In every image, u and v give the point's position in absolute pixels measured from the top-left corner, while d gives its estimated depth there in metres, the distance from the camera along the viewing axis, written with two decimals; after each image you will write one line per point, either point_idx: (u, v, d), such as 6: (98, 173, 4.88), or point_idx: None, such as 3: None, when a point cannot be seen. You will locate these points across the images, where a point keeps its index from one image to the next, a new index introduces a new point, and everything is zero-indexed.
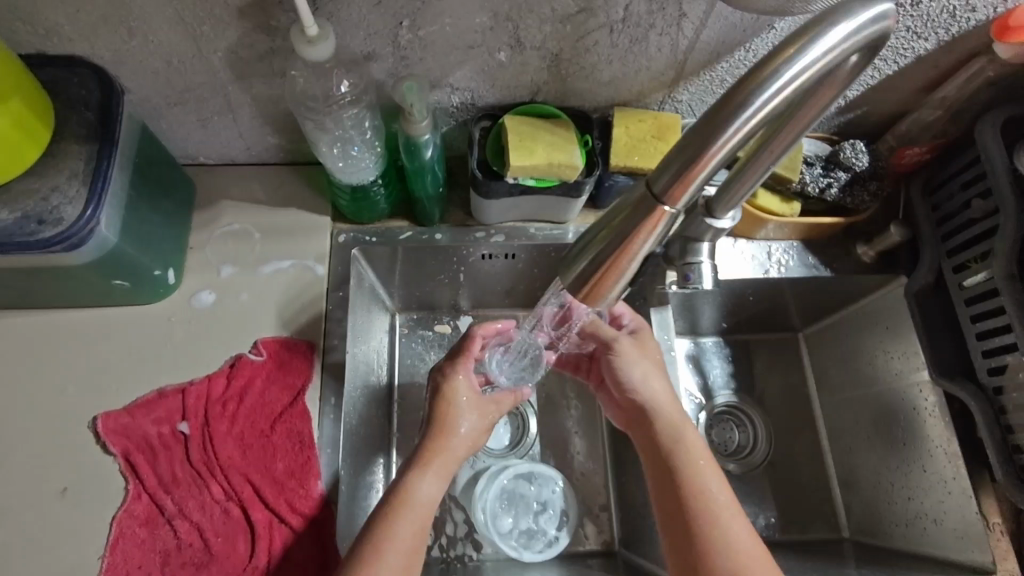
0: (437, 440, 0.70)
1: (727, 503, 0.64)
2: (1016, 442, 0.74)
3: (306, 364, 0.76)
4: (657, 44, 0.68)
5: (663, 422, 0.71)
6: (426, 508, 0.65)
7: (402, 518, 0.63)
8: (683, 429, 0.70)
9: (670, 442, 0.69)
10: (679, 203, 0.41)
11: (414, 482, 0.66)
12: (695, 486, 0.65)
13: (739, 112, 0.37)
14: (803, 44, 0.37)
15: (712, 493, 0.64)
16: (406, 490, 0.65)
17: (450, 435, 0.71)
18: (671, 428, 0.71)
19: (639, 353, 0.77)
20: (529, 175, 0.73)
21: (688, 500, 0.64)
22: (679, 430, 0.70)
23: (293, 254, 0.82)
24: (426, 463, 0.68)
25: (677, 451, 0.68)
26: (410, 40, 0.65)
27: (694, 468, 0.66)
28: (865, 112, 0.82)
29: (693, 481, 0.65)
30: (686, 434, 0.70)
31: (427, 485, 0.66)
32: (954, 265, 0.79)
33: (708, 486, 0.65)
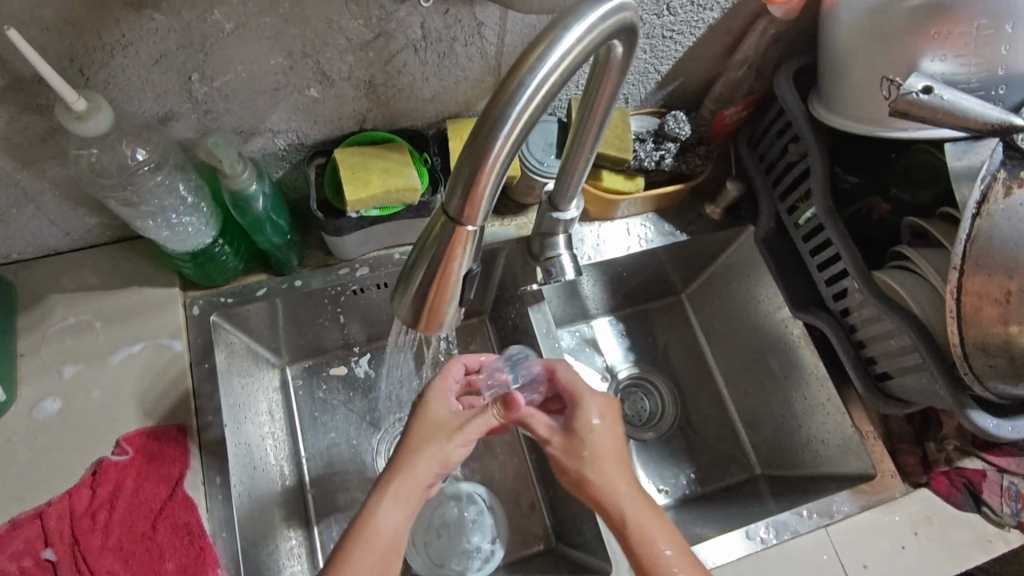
0: (407, 460, 0.63)
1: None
2: (867, 354, 0.80)
3: (180, 450, 0.71)
4: (466, 55, 0.69)
5: (624, 516, 0.61)
6: (391, 540, 0.58)
7: (359, 548, 0.57)
8: (648, 522, 0.61)
9: (634, 540, 0.60)
10: (478, 220, 0.41)
11: (372, 509, 0.59)
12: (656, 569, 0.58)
13: (499, 128, 0.37)
14: (540, 53, 0.36)
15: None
16: (367, 516, 0.59)
17: (428, 454, 0.64)
18: (635, 523, 0.60)
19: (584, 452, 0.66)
20: (372, 206, 0.72)
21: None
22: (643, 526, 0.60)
23: (142, 336, 0.76)
24: (386, 486, 0.61)
25: (645, 552, 0.59)
26: (207, 93, 0.62)
27: (654, 547, 0.59)
28: (681, 83, 0.87)
29: (654, 561, 0.58)
30: (654, 531, 0.60)
31: (388, 512, 0.59)
32: (787, 206, 0.85)
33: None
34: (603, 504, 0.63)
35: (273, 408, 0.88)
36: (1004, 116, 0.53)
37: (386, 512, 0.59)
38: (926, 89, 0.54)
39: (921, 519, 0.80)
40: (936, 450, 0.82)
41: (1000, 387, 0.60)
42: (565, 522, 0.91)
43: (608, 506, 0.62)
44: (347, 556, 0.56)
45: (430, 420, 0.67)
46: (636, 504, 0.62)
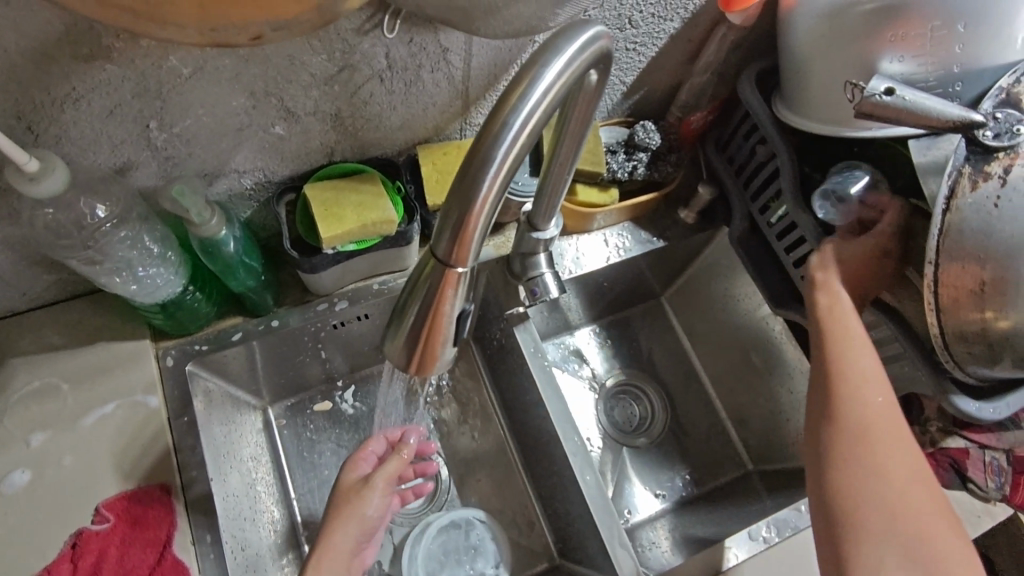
0: (327, 531, 0.70)
1: (911, 474, 0.59)
2: None
3: (166, 510, 0.68)
4: (433, 80, 0.68)
5: (841, 374, 0.64)
6: None
7: None
8: (891, 415, 0.62)
9: (846, 397, 0.63)
10: (468, 261, 0.39)
11: None
12: (881, 453, 0.60)
13: (485, 170, 0.36)
14: (522, 90, 0.35)
15: (891, 469, 0.59)
16: None
17: (346, 521, 0.70)
18: (860, 380, 0.64)
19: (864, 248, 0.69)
20: (347, 240, 0.70)
21: (850, 467, 0.60)
22: (868, 383, 0.63)
23: (114, 394, 0.73)
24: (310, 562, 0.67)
25: (853, 409, 0.62)
26: (167, 140, 0.59)
27: (883, 435, 0.61)
28: (647, 92, 0.87)
29: (882, 447, 0.60)
30: (873, 388, 0.63)
31: None
32: (759, 206, 0.86)
33: (884, 453, 0.60)
34: (834, 348, 0.66)
35: (258, 453, 0.84)
36: (963, 113, 0.55)
37: None
38: (888, 90, 0.56)
39: None
40: (920, 433, 0.84)
41: (979, 371, 0.62)
42: (567, 539, 0.90)
43: (838, 357, 0.65)
44: None
45: (345, 490, 0.73)
46: (871, 362, 0.65)
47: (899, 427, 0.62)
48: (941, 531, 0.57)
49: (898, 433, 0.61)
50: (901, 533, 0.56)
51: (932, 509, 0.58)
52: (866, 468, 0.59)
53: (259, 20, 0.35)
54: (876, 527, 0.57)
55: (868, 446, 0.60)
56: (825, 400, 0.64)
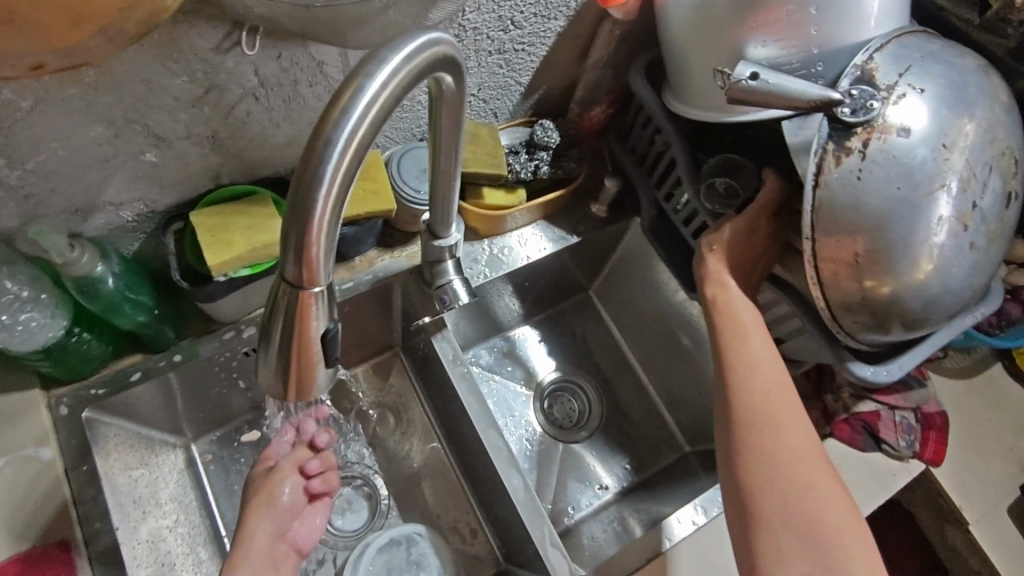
0: (246, 521, 0.70)
1: (803, 452, 0.63)
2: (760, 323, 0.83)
3: (65, 568, 0.64)
4: (313, 95, 0.66)
5: (737, 366, 0.66)
6: None
7: None
8: (782, 393, 0.65)
9: (742, 388, 0.65)
10: (321, 279, 0.38)
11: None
12: (775, 436, 0.63)
13: (316, 189, 0.35)
14: (345, 104, 0.35)
15: (786, 452, 0.62)
16: None
17: (262, 508, 0.70)
18: (753, 369, 0.66)
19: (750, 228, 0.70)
20: (240, 265, 0.67)
21: (752, 459, 0.62)
22: (760, 368, 0.66)
23: (3, 450, 0.68)
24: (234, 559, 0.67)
25: (749, 400, 0.64)
26: (22, 177, 0.56)
27: (774, 416, 0.64)
28: (546, 90, 0.88)
29: (774, 430, 0.63)
30: (766, 373, 0.66)
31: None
32: (664, 193, 0.87)
33: (777, 434, 0.63)
34: (729, 337, 0.68)
35: (179, 492, 0.81)
36: (822, 92, 0.56)
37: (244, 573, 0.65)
38: (753, 75, 0.58)
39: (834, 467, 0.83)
40: (833, 400, 0.86)
41: (870, 338, 0.64)
42: (509, 542, 0.90)
43: (731, 348, 0.67)
44: None
45: (255, 483, 0.73)
46: (763, 347, 0.67)
47: (792, 408, 0.65)
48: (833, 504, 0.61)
49: (791, 413, 0.64)
50: (796, 513, 0.60)
51: (825, 484, 0.62)
52: (763, 458, 0.62)
53: (43, 51, 0.37)
54: (777, 512, 0.60)
55: (762, 434, 0.63)
56: (724, 394, 0.66)
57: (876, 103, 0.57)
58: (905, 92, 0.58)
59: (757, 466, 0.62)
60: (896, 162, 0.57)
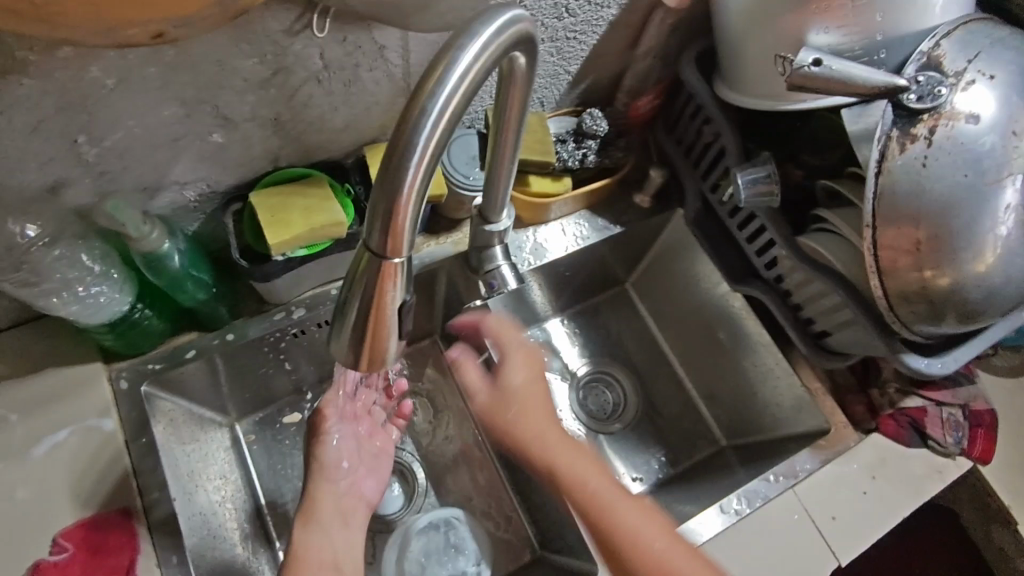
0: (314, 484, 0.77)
1: None
2: (805, 315, 0.83)
3: (128, 535, 0.66)
4: (373, 79, 0.67)
5: (605, 492, 0.65)
6: (325, 558, 0.72)
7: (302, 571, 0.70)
8: (639, 518, 0.64)
9: (614, 521, 0.64)
10: (403, 251, 0.39)
11: (302, 541, 0.73)
12: (669, 557, 0.62)
13: (408, 159, 0.36)
14: (439, 76, 0.36)
15: (693, 574, 0.62)
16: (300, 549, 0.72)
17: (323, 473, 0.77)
18: (603, 505, 0.65)
19: (530, 370, 0.71)
20: (298, 246, 0.69)
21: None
22: (597, 498, 0.65)
23: (67, 421, 0.71)
24: (306, 520, 0.74)
25: (621, 537, 0.63)
26: (98, 154, 0.58)
27: (647, 544, 0.63)
28: (593, 80, 0.88)
29: (663, 556, 0.62)
30: (601, 500, 0.65)
31: (314, 538, 0.73)
32: (709, 185, 0.88)
33: (664, 556, 0.63)
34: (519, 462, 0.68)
35: (226, 470, 0.83)
36: (888, 79, 0.56)
37: (316, 535, 0.73)
38: (815, 61, 0.57)
39: (876, 463, 0.84)
40: (878, 395, 0.86)
41: (926, 329, 0.64)
42: (546, 529, 0.91)
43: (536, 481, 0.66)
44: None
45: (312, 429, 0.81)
46: (600, 483, 0.66)
47: (665, 530, 0.64)
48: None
49: (659, 537, 0.64)
50: None
51: None
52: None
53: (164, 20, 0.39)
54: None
55: (652, 564, 0.62)
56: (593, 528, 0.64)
57: (943, 89, 0.57)
58: (974, 79, 0.57)
59: None
60: (962, 149, 0.56)
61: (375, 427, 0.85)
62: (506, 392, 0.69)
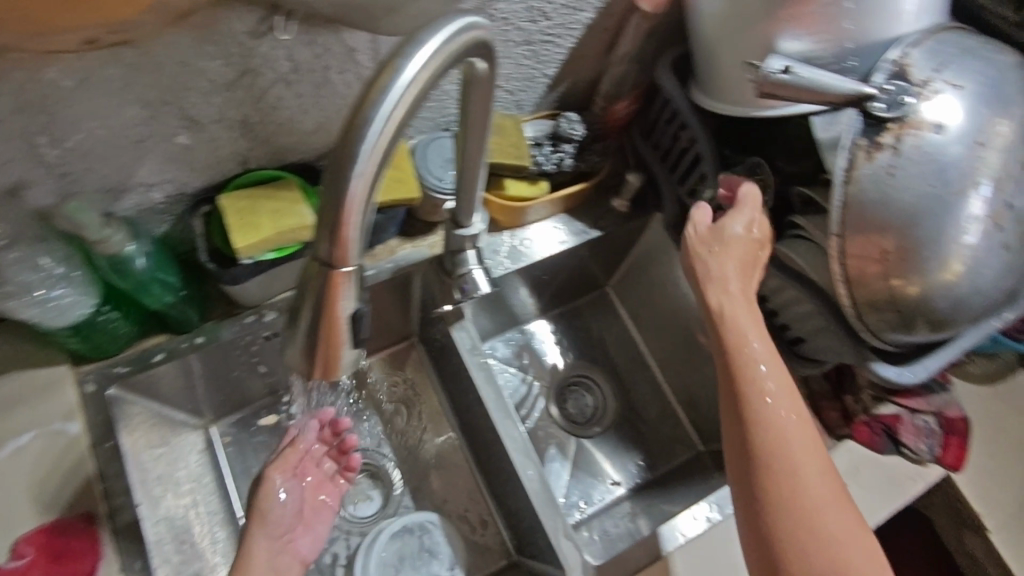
0: (249, 542, 0.70)
1: (803, 501, 0.60)
2: (781, 322, 0.82)
3: (90, 540, 0.65)
4: (343, 82, 0.66)
5: (754, 390, 0.64)
6: None
7: None
8: (792, 419, 0.63)
9: (765, 417, 0.62)
10: (353, 259, 0.39)
11: None
12: (795, 471, 0.61)
13: (353, 166, 0.36)
14: (385, 83, 0.36)
15: (809, 493, 0.60)
16: None
17: (261, 531, 0.71)
18: (763, 397, 0.64)
19: (719, 247, 0.70)
20: (266, 249, 0.68)
21: (770, 502, 0.60)
22: (773, 388, 0.64)
23: (31, 424, 0.70)
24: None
25: (768, 433, 0.62)
26: (59, 156, 0.57)
27: (787, 449, 0.61)
28: (571, 84, 0.88)
29: (789, 467, 0.61)
30: (772, 385, 0.64)
31: None
32: (687, 190, 0.86)
33: (801, 465, 0.61)
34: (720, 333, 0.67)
35: (199, 473, 0.82)
36: (855, 87, 0.56)
37: None
38: (784, 69, 0.57)
39: (850, 471, 0.83)
40: (853, 401, 0.85)
41: (896, 338, 0.63)
42: (521, 535, 0.90)
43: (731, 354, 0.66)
44: None
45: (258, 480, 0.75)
46: (778, 377, 0.65)
47: (807, 431, 0.63)
48: (856, 545, 0.59)
49: (810, 435, 0.63)
50: (813, 561, 0.58)
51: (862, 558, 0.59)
52: (788, 501, 0.60)
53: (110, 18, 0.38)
54: (802, 563, 0.58)
55: (788, 473, 0.61)
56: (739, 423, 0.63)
57: (910, 99, 0.57)
58: (940, 88, 0.57)
59: (785, 503, 0.60)
60: (928, 158, 0.56)
61: (322, 479, 0.81)
62: (706, 266, 0.70)
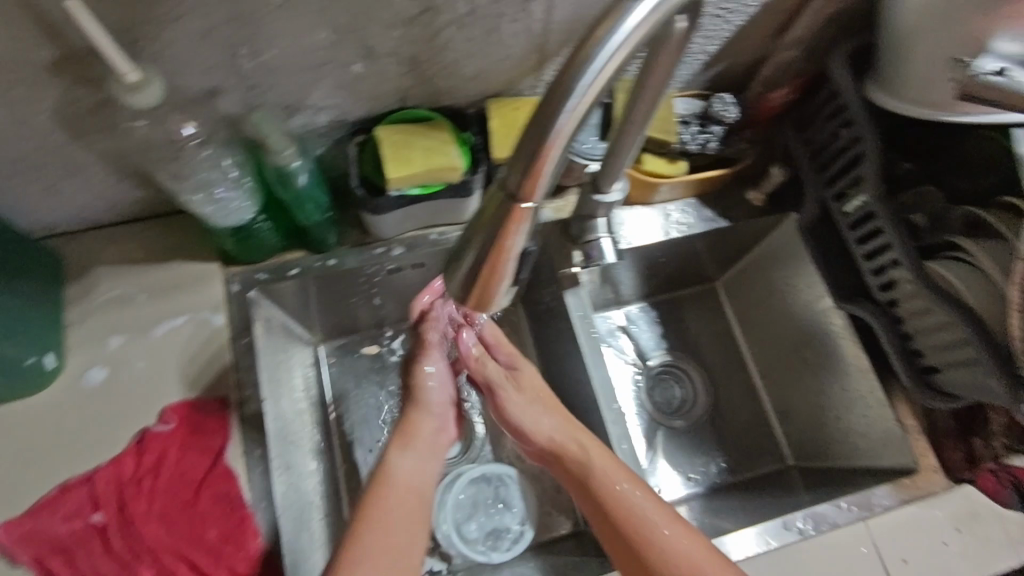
0: (413, 414, 0.78)
1: None
2: (914, 346, 0.78)
3: (221, 422, 0.72)
4: (512, 31, 0.67)
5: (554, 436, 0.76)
6: (406, 483, 0.71)
7: (383, 491, 0.70)
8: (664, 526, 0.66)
9: (625, 512, 0.67)
10: (538, 196, 0.41)
11: (391, 461, 0.73)
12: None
13: (566, 101, 0.37)
14: (611, 24, 0.36)
15: None
16: (385, 468, 0.72)
17: (421, 408, 0.78)
18: (631, 509, 0.67)
19: (523, 394, 0.80)
20: (413, 184, 0.71)
21: None
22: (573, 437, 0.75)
23: (184, 310, 0.78)
24: (401, 442, 0.75)
25: (646, 543, 0.65)
26: (254, 68, 0.62)
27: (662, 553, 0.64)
28: (729, 64, 0.84)
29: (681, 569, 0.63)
30: (639, 497, 0.68)
31: (403, 462, 0.73)
32: (834, 193, 0.82)
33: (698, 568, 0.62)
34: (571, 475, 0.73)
35: (308, 382, 0.89)
36: None
37: (398, 459, 0.73)
38: (999, 71, 0.56)
39: (965, 516, 0.78)
40: (982, 445, 0.79)
41: None
42: None
43: (595, 482, 0.70)
44: (378, 491, 0.69)
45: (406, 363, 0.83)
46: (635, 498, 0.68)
47: (605, 458, 0.72)
48: None
49: (613, 462, 0.72)
50: None
51: None
52: None
53: None
54: None
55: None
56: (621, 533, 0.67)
57: None
58: None
59: None
60: None
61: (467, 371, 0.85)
62: (536, 425, 0.77)
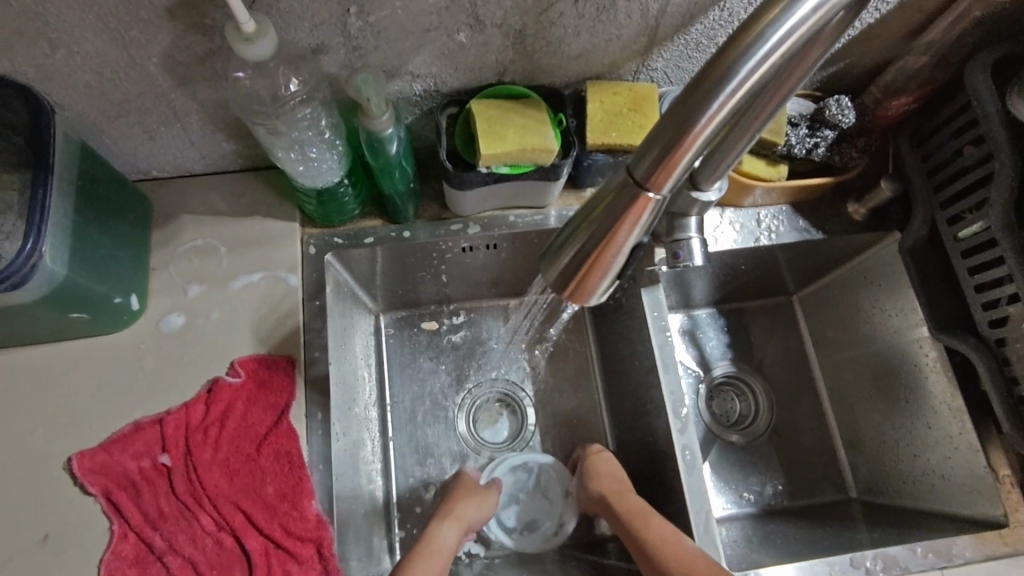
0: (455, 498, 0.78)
1: None
2: (1022, 393, 0.71)
3: (288, 381, 0.73)
4: (626, 11, 0.64)
5: (636, 524, 0.74)
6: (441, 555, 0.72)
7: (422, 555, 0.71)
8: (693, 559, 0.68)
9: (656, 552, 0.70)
10: (663, 189, 0.39)
11: (436, 531, 0.74)
12: None
13: (722, 86, 0.34)
14: (789, 2, 0.33)
15: None
16: (429, 537, 0.74)
17: (462, 499, 0.78)
18: (661, 545, 0.71)
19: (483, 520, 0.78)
20: (503, 162, 0.69)
21: None
22: (649, 525, 0.73)
23: (261, 266, 0.78)
24: (445, 511, 0.76)
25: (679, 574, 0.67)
26: (361, 28, 0.60)
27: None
28: (848, 65, 0.78)
29: None
30: (666, 536, 0.71)
31: (446, 532, 0.74)
32: (949, 215, 0.76)
33: None
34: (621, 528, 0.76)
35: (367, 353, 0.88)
36: None
37: (441, 531, 0.74)
38: None
39: None
40: None
41: None
42: None
43: (635, 527, 0.74)
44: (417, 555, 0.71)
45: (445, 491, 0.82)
46: (661, 529, 0.72)
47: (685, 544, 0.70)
48: None
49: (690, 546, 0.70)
50: None
51: None
52: None
53: None
54: None
55: None
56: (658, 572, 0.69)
57: None
58: None
59: None
60: None
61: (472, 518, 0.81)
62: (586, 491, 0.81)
